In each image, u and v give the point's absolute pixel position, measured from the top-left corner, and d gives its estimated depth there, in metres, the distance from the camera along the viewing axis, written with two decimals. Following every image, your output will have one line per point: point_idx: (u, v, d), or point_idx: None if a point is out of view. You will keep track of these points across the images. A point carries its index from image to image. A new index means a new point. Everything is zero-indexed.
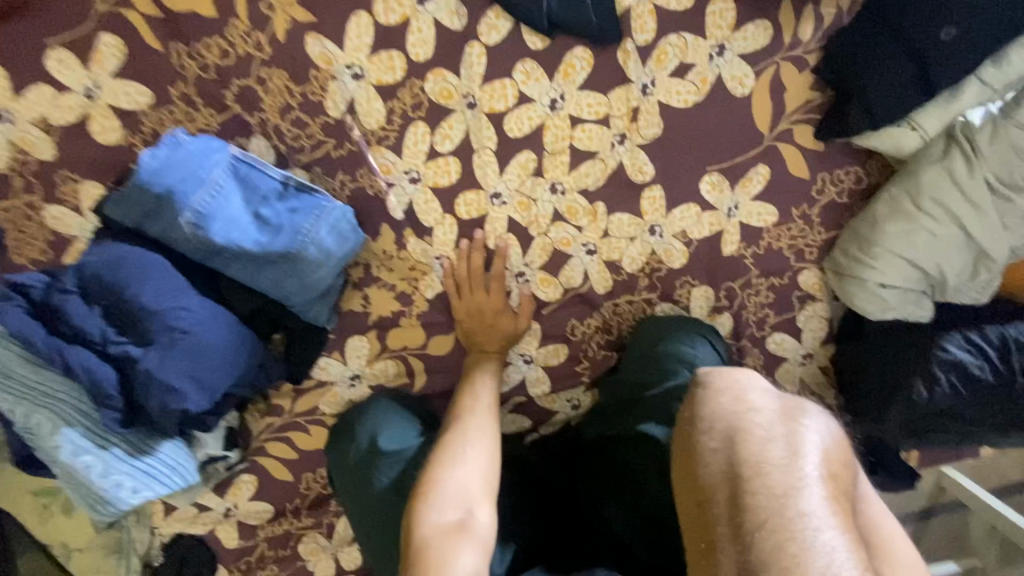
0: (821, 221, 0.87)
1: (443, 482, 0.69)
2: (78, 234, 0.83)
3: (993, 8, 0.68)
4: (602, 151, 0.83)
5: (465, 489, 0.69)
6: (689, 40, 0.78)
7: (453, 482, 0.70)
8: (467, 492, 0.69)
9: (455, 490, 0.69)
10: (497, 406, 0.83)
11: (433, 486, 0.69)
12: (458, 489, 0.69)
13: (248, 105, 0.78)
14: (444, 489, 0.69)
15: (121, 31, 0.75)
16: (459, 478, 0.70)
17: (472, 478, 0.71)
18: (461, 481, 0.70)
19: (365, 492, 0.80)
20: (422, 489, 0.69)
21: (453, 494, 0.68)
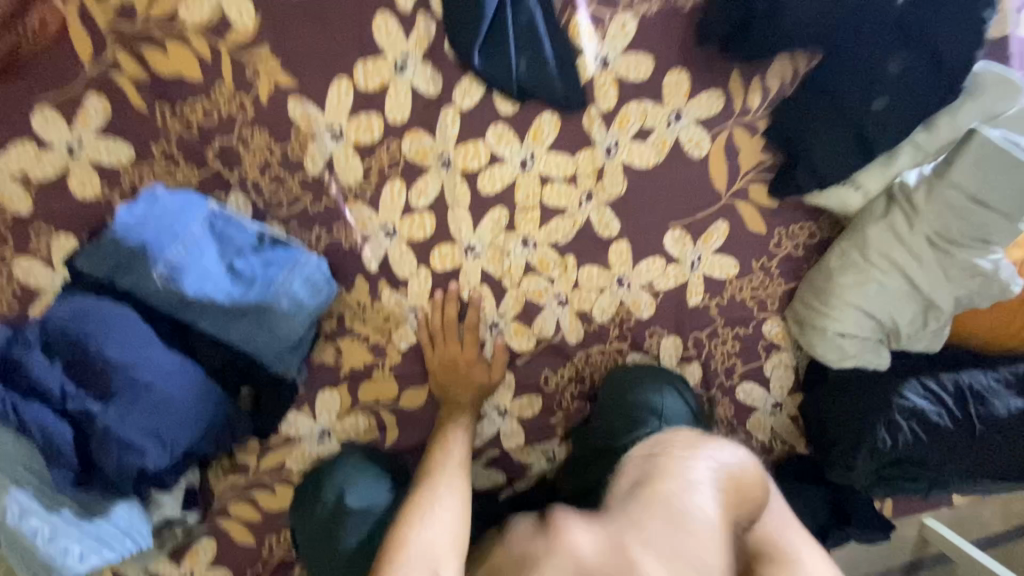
0: (781, 273, 0.91)
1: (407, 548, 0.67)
2: (48, 286, 0.82)
3: (919, 82, 0.75)
4: (570, 207, 0.87)
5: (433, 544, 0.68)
6: (648, 107, 0.85)
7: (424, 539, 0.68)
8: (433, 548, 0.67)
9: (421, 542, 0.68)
10: (469, 459, 0.82)
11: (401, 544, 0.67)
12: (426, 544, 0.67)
13: (229, 163, 0.81)
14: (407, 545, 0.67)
15: (109, 92, 0.78)
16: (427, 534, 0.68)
17: (440, 534, 0.69)
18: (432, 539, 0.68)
19: (331, 555, 0.77)
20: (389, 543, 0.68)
21: (421, 556, 0.66)
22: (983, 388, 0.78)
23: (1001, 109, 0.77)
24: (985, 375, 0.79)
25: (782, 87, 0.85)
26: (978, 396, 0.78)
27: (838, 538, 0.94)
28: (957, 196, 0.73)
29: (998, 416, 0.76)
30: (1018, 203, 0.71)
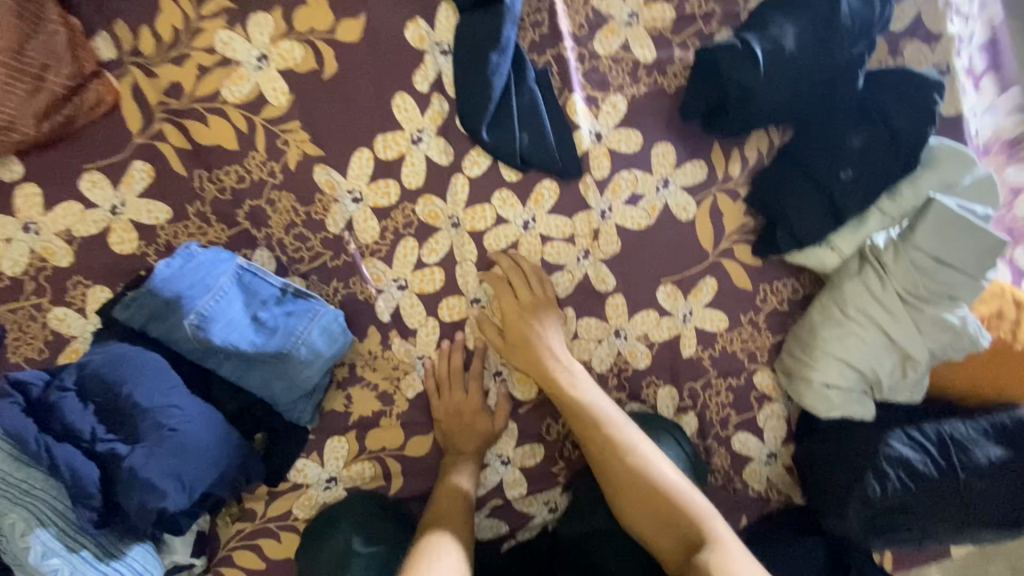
0: (768, 326, 0.97)
1: None
2: (79, 334, 0.87)
3: (880, 156, 0.84)
4: (569, 263, 0.94)
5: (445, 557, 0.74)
6: (638, 175, 0.94)
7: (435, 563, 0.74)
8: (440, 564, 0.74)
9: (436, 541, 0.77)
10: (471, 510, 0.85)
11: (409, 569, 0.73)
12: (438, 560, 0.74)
13: (256, 222, 0.88)
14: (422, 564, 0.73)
15: (153, 159, 0.86)
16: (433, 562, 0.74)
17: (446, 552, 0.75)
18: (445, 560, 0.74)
19: None
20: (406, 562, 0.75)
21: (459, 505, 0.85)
22: (963, 436, 0.82)
23: (958, 178, 0.85)
24: (964, 424, 0.83)
25: (758, 158, 0.94)
26: (960, 445, 0.81)
27: None
28: (922, 257, 0.80)
29: (979, 465, 0.79)
30: (977, 263, 0.78)
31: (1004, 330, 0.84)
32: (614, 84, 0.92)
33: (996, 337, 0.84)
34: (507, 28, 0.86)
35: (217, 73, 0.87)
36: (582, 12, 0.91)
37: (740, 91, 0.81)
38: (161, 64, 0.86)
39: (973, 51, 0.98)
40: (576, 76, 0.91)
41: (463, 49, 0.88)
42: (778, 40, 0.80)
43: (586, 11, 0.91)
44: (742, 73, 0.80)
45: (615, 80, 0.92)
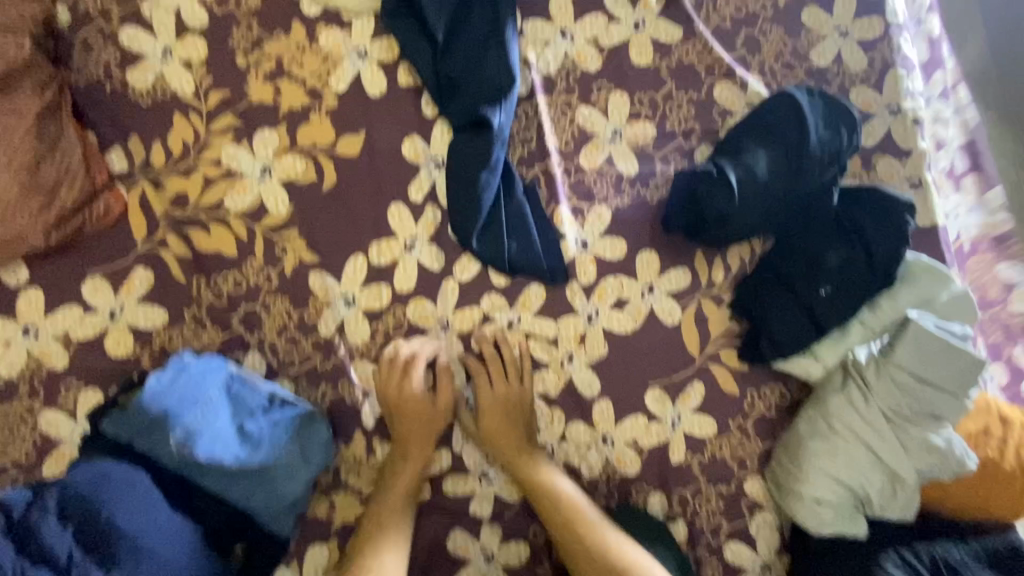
0: (756, 432, 0.97)
1: None
2: (68, 437, 0.88)
3: (858, 271, 0.87)
4: (555, 366, 0.96)
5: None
6: (624, 281, 0.96)
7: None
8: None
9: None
10: None
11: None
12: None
13: (250, 327, 0.91)
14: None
15: (154, 265, 0.89)
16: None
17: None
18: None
19: None
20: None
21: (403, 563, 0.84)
22: (957, 562, 0.80)
23: (935, 294, 0.87)
24: (958, 547, 0.81)
25: (742, 264, 0.97)
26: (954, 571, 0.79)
27: None
28: (902, 374, 0.81)
29: None
30: (957, 382, 0.79)
31: (991, 448, 0.83)
32: (599, 196, 0.96)
33: (984, 456, 0.83)
34: (497, 151, 0.91)
35: (221, 185, 0.92)
36: (569, 129, 0.96)
37: (718, 216, 0.87)
38: (169, 175, 0.91)
39: (952, 154, 1.03)
40: (563, 189, 0.96)
41: (454, 168, 0.92)
42: (751, 170, 0.87)
43: (572, 129, 0.96)
44: (720, 202, 0.86)
45: (599, 192, 0.96)
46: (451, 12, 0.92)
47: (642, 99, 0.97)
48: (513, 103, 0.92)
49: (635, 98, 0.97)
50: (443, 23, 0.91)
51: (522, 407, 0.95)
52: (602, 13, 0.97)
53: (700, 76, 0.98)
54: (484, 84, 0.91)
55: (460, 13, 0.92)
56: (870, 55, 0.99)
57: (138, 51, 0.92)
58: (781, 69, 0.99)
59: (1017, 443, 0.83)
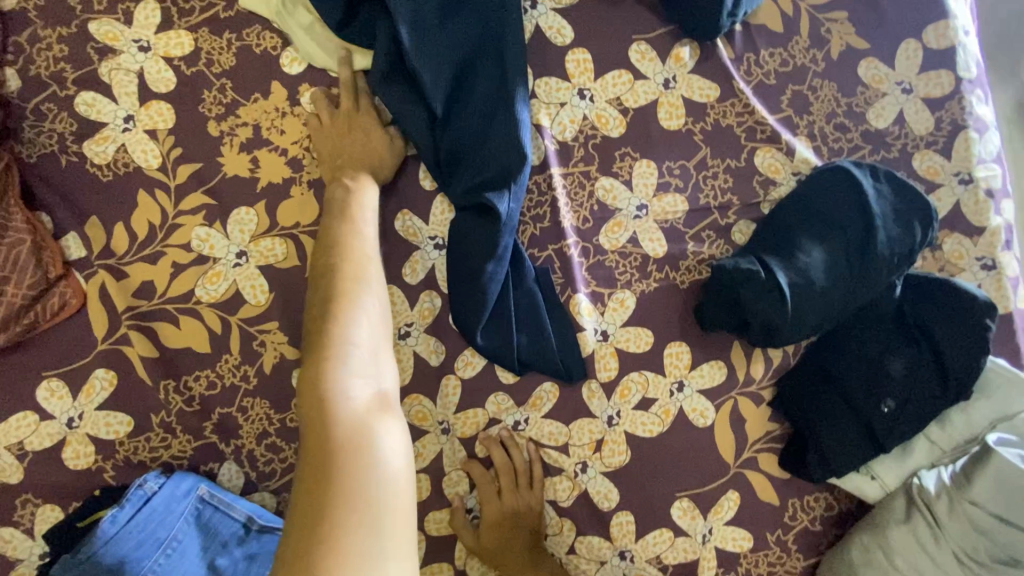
0: (798, 548, 0.85)
1: (348, 349, 0.58)
2: (24, 557, 0.79)
3: (926, 382, 0.75)
4: (568, 473, 0.84)
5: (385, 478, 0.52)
6: (649, 377, 0.85)
7: (380, 454, 0.52)
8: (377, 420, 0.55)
9: (366, 416, 0.54)
10: None
11: (349, 489, 0.49)
12: (377, 486, 0.51)
13: (225, 433, 0.80)
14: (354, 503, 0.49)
15: (116, 365, 0.79)
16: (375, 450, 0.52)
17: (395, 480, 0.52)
18: (387, 445, 0.53)
19: None
20: (318, 437, 0.52)
21: (364, 357, 0.59)
22: None
23: (1016, 408, 0.74)
24: None
25: (784, 357, 0.85)
26: None
27: None
28: (981, 513, 0.68)
29: None
30: None
31: None
32: (621, 279, 0.85)
33: None
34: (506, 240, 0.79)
35: (193, 271, 0.81)
36: (587, 204, 0.85)
37: (766, 327, 0.73)
38: (133, 262, 0.80)
39: None
40: (580, 272, 0.84)
41: (458, 257, 0.81)
42: (806, 269, 0.74)
43: (591, 203, 0.85)
44: (769, 311, 0.72)
45: (622, 275, 0.85)
46: (451, 77, 0.79)
47: (671, 168, 0.86)
48: (522, 186, 0.79)
49: (664, 167, 0.86)
50: (441, 89, 0.79)
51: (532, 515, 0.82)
52: (626, 68, 0.86)
53: (737, 142, 0.86)
54: (492, 161, 0.79)
55: (462, 78, 0.80)
56: (936, 115, 0.88)
57: (98, 120, 0.81)
58: (832, 131, 0.87)
59: None
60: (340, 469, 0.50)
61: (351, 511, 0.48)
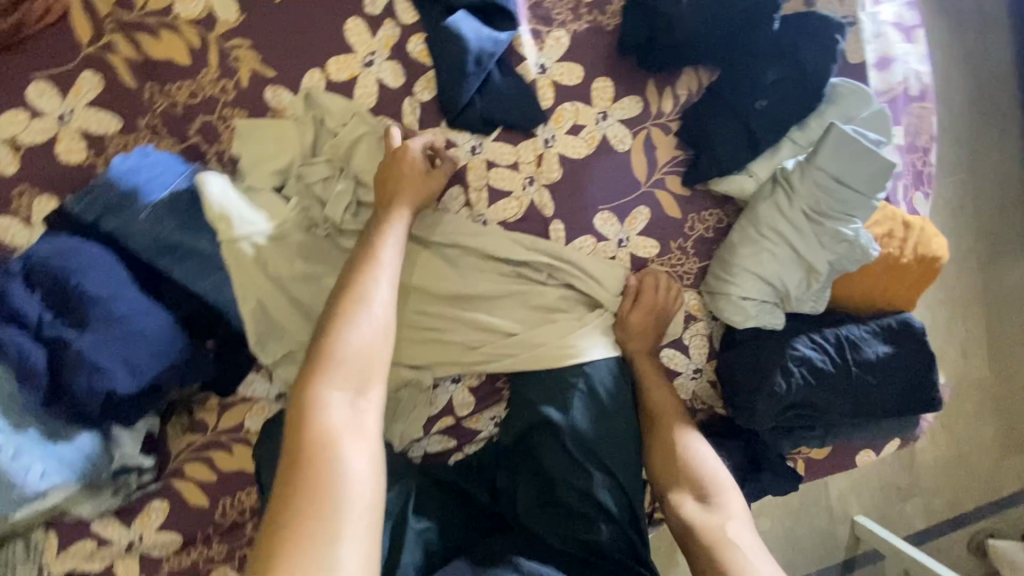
0: (696, 252, 1.05)
1: (341, 469, 0.67)
2: (24, 243, 0.87)
3: (790, 88, 0.95)
4: (514, 189, 1.00)
5: (382, 322, 0.81)
6: (580, 107, 1.00)
7: (348, 462, 0.68)
8: (372, 366, 0.78)
9: (351, 368, 0.76)
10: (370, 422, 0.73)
11: (331, 355, 0.76)
12: (370, 344, 0.79)
13: (209, 137, 0.91)
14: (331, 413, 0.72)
15: (102, 70, 0.87)
16: (366, 331, 0.79)
17: (382, 317, 0.82)
18: (355, 465, 0.68)
19: None
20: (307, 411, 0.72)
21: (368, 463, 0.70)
22: (856, 338, 0.93)
23: (857, 112, 0.96)
24: (858, 327, 0.94)
25: (689, 95, 1.02)
26: (853, 345, 0.92)
27: (753, 488, 1.04)
28: (824, 175, 0.90)
29: (867, 359, 0.91)
30: (871, 183, 0.89)
31: (893, 247, 0.94)
32: (557, 20, 0.99)
33: (887, 253, 0.94)
34: None
35: None
36: None
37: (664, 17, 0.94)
38: None
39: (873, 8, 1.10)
40: (521, 9, 0.97)
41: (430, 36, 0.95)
42: None
43: None
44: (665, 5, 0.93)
45: (558, 16, 0.99)
46: None
47: None
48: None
49: None
50: None
51: (484, 236, 0.99)
52: None
53: None
54: None
55: None
56: None
57: None
58: None
59: (915, 242, 0.95)
60: (311, 423, 0.70)
61: (315, 492, 0.64)
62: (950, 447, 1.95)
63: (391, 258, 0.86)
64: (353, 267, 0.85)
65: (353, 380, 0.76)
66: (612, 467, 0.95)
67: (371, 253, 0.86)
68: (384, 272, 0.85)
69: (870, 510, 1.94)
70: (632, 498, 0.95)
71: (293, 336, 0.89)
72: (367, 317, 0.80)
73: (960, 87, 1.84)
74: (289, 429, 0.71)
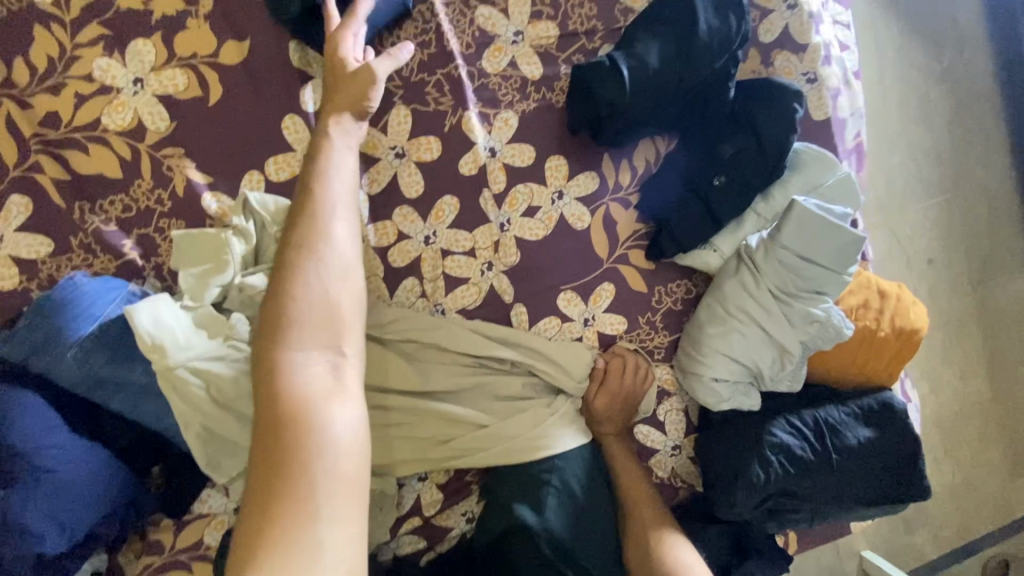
0: (665, 325, 1.00)
1: (309, 396, 0.62)
2: None
3: (751, 159, 0.91)
4: (472, 276, 0.96)
5: (337, 259, 0.72)
6: (534, 188, 0.96)
7: (330, 416, 0.61)
8: (337, 312, 0.68)
9: (319, 322, 0.67)
10: (342, 296, 0.69)
11: (292, 307, 0.67)
12: (338, 259, 0.71)
13: (145, 251, 0.87)
14: (304, 291, 0.68)
15: (31, 192, 0.84)
16: (331, 275, 0.70)
17: (345, 256, 0.73)
18: (340, 415, 0.62)
19: None
20: (270, 366, 0.64)
21: (319, 340, 0.66)
22: (835, 421, 0.89)
23: (820, 179, 0.92)
24: (836, 408, 0.90)
25: (647, 166, 0.97)
26: (832, 429, 0.88)
27: None
28: (788, 255, 0.86)
29: (848, 444, 0.87)
30: (839, 257, 0.85)
31: (868, 318, 0.90)
32: (504, 101, 0.95)
33: (863, 326, 0.90)
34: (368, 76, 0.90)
35: (97, 103, 0.85)
36: (469, 32, 0.95)
37: (609, 106, 0.89)
38: (37, 93, 0.84)
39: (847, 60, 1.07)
40: (467, 92, 0.94)
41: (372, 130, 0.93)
42: (641, 56, 0.88)
43: (473, 31, 0.95)
44: (609, 90, 0.88)
45: (504, 96, 0.95)
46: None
47: None
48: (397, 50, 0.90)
49: None
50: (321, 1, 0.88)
51: (442, 327, 0.94)
52: None
53: None
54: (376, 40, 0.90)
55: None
56: None
57: None
58: None
59: (892, 313, 0.90)
60: (282, 387, 0.62)
61: (302, 446, 0.59)
62: (961, 475, 1.86)
63: (344, 192, 0.77)
64: (301, 218, 0.74)
65: (321, 331, 0.67)
66: (589, 568, 0.90)
67: (325, 185, 0.76)
68: (341, 208, 0.76)
69: (885, 547, 1.85)
70: None
71: (243, 456, 0.83)
72: (332, 252, 0.72)
73: (940, 106, 1.79)
74: (259, 392, 0.63)
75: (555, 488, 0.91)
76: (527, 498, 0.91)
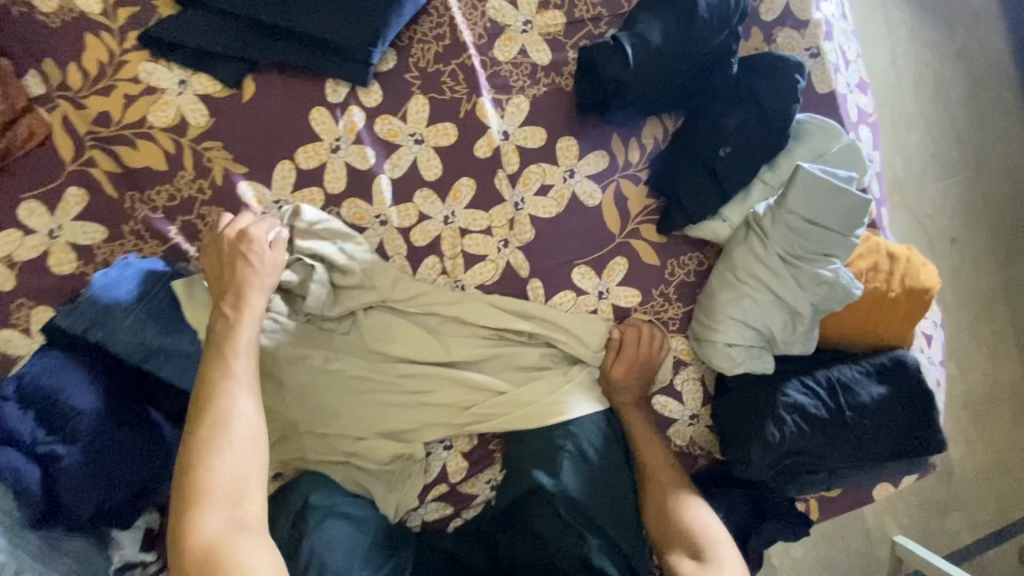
0: (678, 296, 1.03)
1: (218, 544, 0.64)
2: (24, 354, 0.91)
3: (755, 131, 0.94)
4: (489, 253, 1.01)
5: (247, 437, 0.72)
6: (547, 168, 1.01)
7: (245, 564, 0.63)
8: (250, 458, 0.71)
9: (227, 491, 0.68)
10: (256, 457, 0.71)
11: (201, 485, 0.67)
12: (238, 433, 0.71)
13: (189, 237, 0.95)
14: (218, 482, 0.68)
15: (86, 184, 0.92)
16: (236, 454, 0.70)
17: (251, 436, 0.72)
18: (253, 560, 0.64)
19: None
20: (184, 510, 0.66)
21: (230, 485, 0.68)
22: (848, 379, 0.91)
23: (825, 147, 0.96)
24: (849, 368, 0.92)
25: (655, 143, 1.02)
26: (844, 388, 0.91)
27: (762, 538, 0.99)
28: (796, 219, 0.89)
29: (860, 402, 0.90)
30: (845, 222, 0.88)
31: (879, 280, 0.92)
32: (515, 86, 1.01)
33: (873, 288, 0.92)
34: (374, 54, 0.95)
35: (143, 101, 0.93)
36: (481, 23, 1.01)
37: (616, 80, 0.94)
38: (90, 95, 0.92)
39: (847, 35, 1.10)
40: (480, 79, 0.99)
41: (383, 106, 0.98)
42: (644, 34, 0.93)
43: (484, 22, 1.01)
44: (615, 68, 0.93)
45: (516, 82, 1.01)
46: None
47: None
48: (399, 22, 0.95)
49: None
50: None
51: (463, 302, 0.99)
52: None
53: None
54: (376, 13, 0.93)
55: None
56: None
57: None
58: None
59: (901, 274, 0.92)
60: (191, 532, 0.65)
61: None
62: (993, 457, 1.82)
63: (251, 339, 0.79)
64: (206, 368, 0.77)
65: (228, 500, 0.68)
66: (606, 530, 0.93)
67: (241, 310, 0.81)
68: (242, 389, 0.75)
69: (919, 533, 1.81)
70: (632, 561, 0.94)
71: None
72: (241, 404, 0.73)
73: (953, 84, 1.79)
74: (174, 533, 0.66)
75: (572, 453, 0.96)
76: (545, 461, 0.96)
